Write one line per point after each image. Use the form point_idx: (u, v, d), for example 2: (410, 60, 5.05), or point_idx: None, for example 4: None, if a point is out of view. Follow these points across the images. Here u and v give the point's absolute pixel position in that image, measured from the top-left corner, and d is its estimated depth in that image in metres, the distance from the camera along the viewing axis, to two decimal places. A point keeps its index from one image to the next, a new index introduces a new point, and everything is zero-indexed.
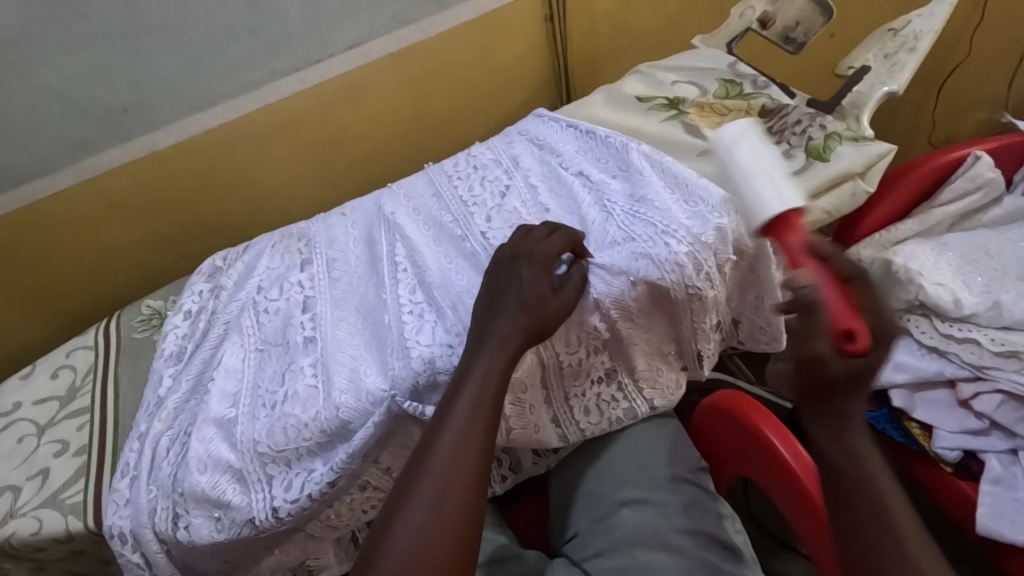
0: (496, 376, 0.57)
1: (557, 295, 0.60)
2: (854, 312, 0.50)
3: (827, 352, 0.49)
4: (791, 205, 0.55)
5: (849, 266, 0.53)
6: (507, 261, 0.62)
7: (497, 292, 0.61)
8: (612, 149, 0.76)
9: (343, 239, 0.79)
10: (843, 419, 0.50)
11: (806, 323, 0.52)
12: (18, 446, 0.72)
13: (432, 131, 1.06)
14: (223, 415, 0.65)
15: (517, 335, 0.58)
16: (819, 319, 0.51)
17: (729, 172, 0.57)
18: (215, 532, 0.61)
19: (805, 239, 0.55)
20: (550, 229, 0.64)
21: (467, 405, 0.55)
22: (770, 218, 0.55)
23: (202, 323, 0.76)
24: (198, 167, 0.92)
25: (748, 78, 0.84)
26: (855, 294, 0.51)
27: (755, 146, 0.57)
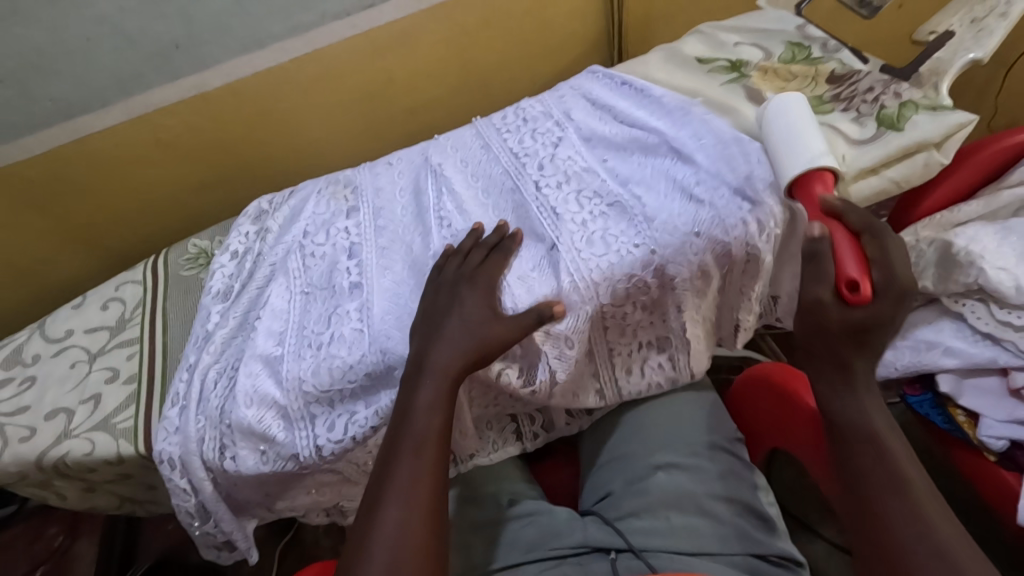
0: (441, 405, 0.57)
1: (501, 319, 0.60)
2: (865, 265, 0.58)
3: (827, 295, 0.58)
4: (817, 167, 0.63)
5: (862, 222, 0.61)
6: (448, 285, 0.63)
7: (437, 314, 0.61)
8: (668, 109, 0.74)
9: (390, 188, 0.79)
10: (846, 370, 0.59)
11: (810, 274, 0.60)
12: (71, 371, 0.74)
13: (479, 88, 1.04)
14: (269, 352, 0.66)
15: (457, 362, 0.58)
16: (824, 270, 0.60)
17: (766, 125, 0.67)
18: (260, 464, 0.63)
19: (827, 197, 0.63)
20: (486, 251, 0.64)
21: (412, 443, 0.56)
22: (797, 175, 0.63)
23: (248, 264, 0.76)
24: (246, 110, 0.92)
25: (817, 41, 0.80)
26: (864, 247, 0.60)
27: (803, 113, 0.66)
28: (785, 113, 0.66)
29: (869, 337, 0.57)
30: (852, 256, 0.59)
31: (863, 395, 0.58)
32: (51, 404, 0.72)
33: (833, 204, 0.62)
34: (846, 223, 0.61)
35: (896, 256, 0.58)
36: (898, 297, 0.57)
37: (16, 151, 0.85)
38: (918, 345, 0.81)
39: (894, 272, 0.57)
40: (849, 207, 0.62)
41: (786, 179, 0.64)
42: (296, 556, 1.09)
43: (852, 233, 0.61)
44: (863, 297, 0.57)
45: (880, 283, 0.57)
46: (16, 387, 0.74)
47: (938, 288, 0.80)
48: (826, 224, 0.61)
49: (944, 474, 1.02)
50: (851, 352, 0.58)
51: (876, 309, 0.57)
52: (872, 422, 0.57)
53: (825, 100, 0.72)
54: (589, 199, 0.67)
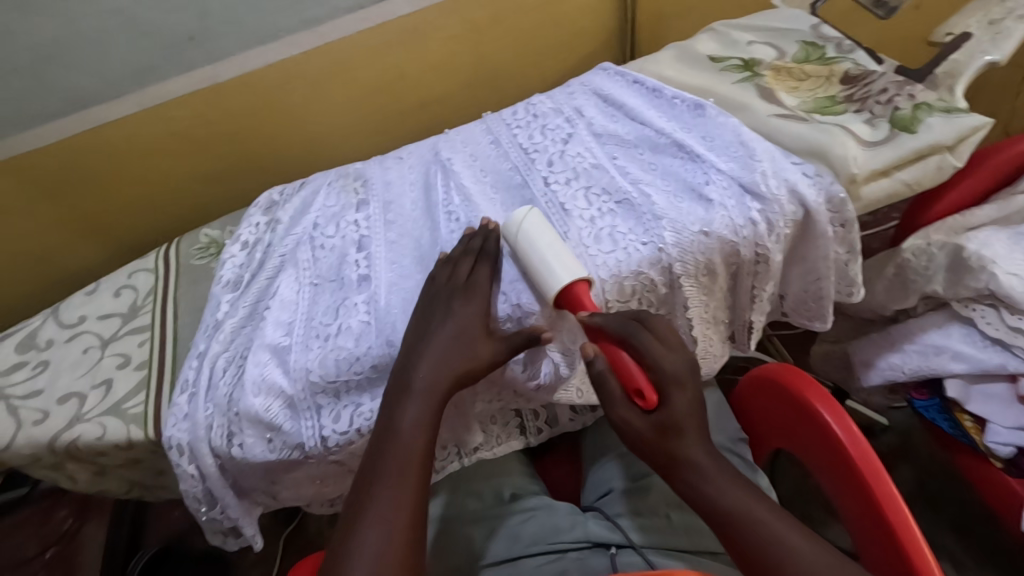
0: (428, 425, 0.58)
1: (491, 337, 0.61)
2: (642, 371, 0.56)
3: (625, 415, 0.56)
4: (578, 279, 0.59)
5: (619, 327, 0.56)
6: (437, 298, 0.62)
7: (425, 331, 0.61)
8: (679, 109, 0.75)
9: (399, 182, 0.79)
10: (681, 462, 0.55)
11: (602, 398, 0.57)
12: (83, 357, 0.76)
13: (490, 83, 1.04)
14: (277, 343, 0.66)
15: (447, 379, 0.59)
16: (610, 389, 0.56)
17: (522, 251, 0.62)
18: (267, 452, 0.64)
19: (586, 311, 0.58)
20: (472, 261, 0.63)
21: (395, 463, 0.56)
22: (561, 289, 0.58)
23: (259, 255, 0.77)
24: (259, 102, 0.92)
25: (832, 41, 0.80)
26: (633, 355, 0.56)
27: (545, 230, 0.62)
28: (532, 239, 0.61)
29: (677, 434, 0.55)
30: (635, 365, 0.56)
31: (716, 476, 0.55)
32: (63, 388, 0.73)
33: (594, 320, 0.57)
34: (607, 333, 0.56)
35: (662, 348, 0.56)
36: (679, 382, 0.56)
37: (30, 139, 0.86)
38: (927, 350, 0.81)
39: (666, 368, 0.55)
40: (606, 317, 0.57)
41: (552, 297, 0.59)
42: (300, 543, 1.12)
43: (616, 343, 0.56)
44: (651, 404, 0.55)
45: (660, 386, 0.55)
46: (29, 372, 0.75)
47: (947, 293, 0.80)
48: (599, 344, 0.57)
49: (946, 481, 1.02)
50: (682, 444, 0.55)
51: (670, 410, 0.55)
52: (733, 499, 0.53)
53: (838, 100, 0.71)
54: (596, 196, 0.67)
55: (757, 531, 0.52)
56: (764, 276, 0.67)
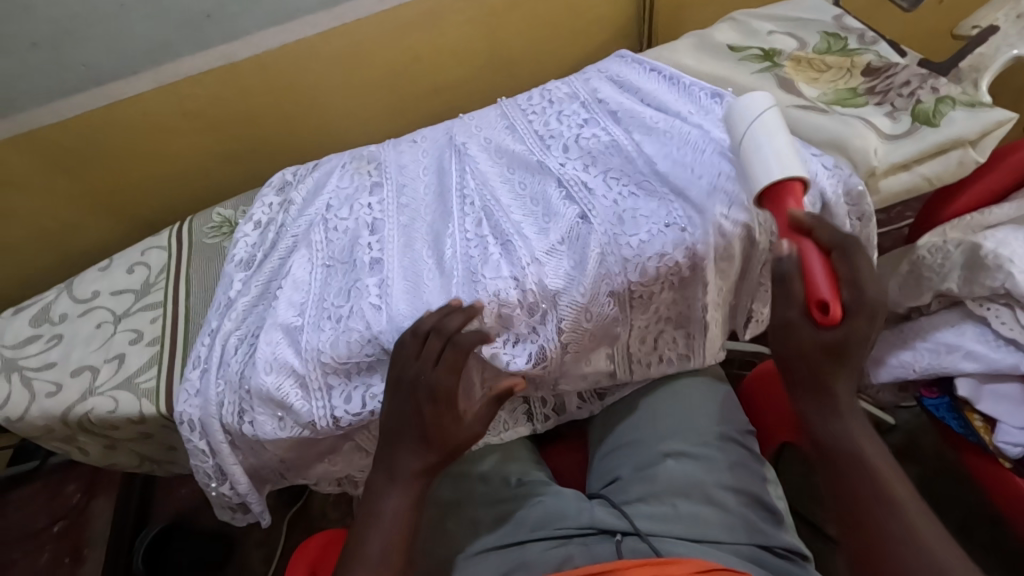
0: (408, 509, 0.60)
1: (463, 421, 0.60)
2: (833, 283, 0.55)
3: (797, 319, 0.56)
4: (792, 177, 0.59)
5: (834, 238, 0.57)
6: (409, 385, 0.59)
7: (396, 423, 0.59)
8: (697, 98, 0.74)
9: (413, 166, 0.79)
10: (834, 400, 0.56)
11: (781, 292, 0.57)
12: (97, 331, 0.76)
13: (505, 69, 1.03)
14: (289, 322, 0.66)
15: (424, 469, 0.59)
16: (794, 290, 0.56)
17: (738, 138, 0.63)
18: (277, 430, 0.64)
19: (796, 210, 0.58)
20: (445, 342, 0.58)
21: (379, 548, 0.58)
22: (773, 183, 0.59)
23: (271, 235, 0.77)
24: (274, 82, 0.92)
25: (854, 33, 0.79)
26: (831, 265, 0.57)
27: (763, 113, 0.63)
28: (757, 123, 0.62)
29: (845, 359, 0.55)
30: (823, 272, 0.56)
31: (849, 418, 0.57)
32: (77, 361, 0.74)
33: (803, 218, 0.58)
34: (817, 240, 0.57)
35: (866, 269, 0.56)
36: (869, 313, 0.55)
37: (49, 115, 0.86)
38: (937, 348, 0.81)
39: (864, 291, 0.55)
40: (821, 222, 0.58)
41: (755, 191, 0.60)
42: (304, 524, 1.13)
43: (824, 249, 0.57)
44: (833, 318, 0.54)
45: (847, 305, 0.55)
46: (43, 345, 0.76)
47: (962, 291, 0.79)
48: (795, 242, 0.57)
49: (951, 481, 1.01)
50: (833, 377, 0.56)
51: (847, 330, 0.55)
52: (862, 447, 0.56)
53: (859, 93, 0.71)
54: (612, 181, 0.68)
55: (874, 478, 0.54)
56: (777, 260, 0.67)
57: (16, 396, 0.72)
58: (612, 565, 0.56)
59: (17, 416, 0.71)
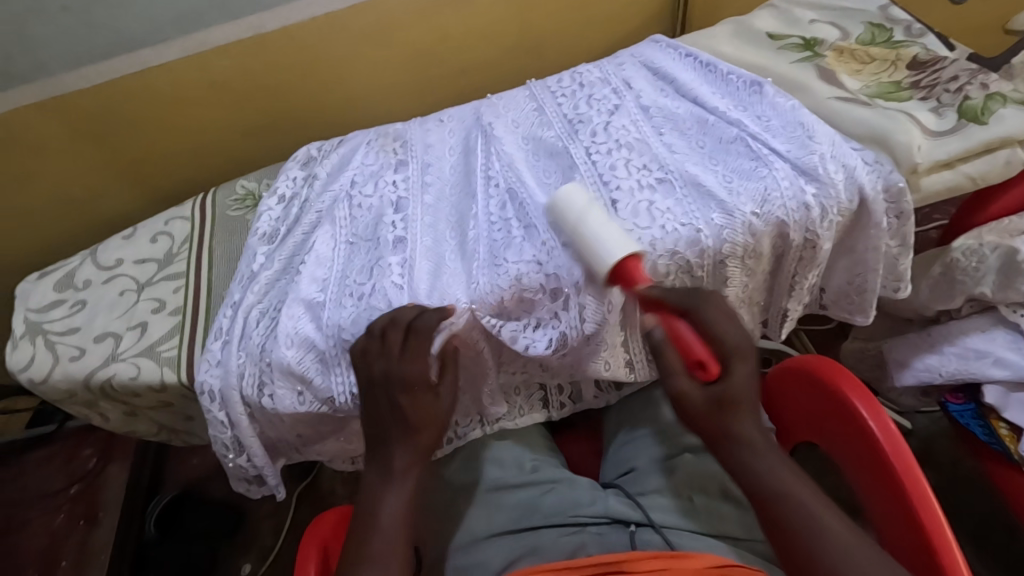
0: (406, 505, 0.59)
1: (434, 395, 0.60)
2: (702, 343, 0.58)
3: (686, 387, 0.57)
4: (627, 256, 0.56)
5: (682, 300, 0.59)
6: (380, 385, 0.59)
7: (378, 423, 0.60)
8: (733, 87, 0.73)
9: (439, 146, 0.78)
10: (731, 439, 0.56)
11: (661, 368, 0.58)
12: (120, 299, 0.77)
13: (535, 51, 1.01)
14: (312, 297, 0.66)
15: (414, 455, 0.60)
16: (669, 361, 0.58)
17: (569, 224, 0.59)
18: (297, 404, 0.64)
19: (644, 286, 0.57)
20: (404, 333, 0.59)
21: (380, 545, 0.56)
22: (613, 267, 0.56)
23: (295, 210, 0.77)
24: (302, 56, 0.91)
25: (901, 24, 0.76)
26: (690, 327, 0.59)
27: (584, 198, 0.60)
28: (570, 206, 0.60)
29: (731, 406, 0.56)
30: (693, 336, 0.59)
31: None
32: (99, 328, 0.74)
33: (653, 292, 0.59)
34: (669, 306, 0.59)
35: (723, 320, 0.58)
36: (741, 354, 0.57)
37: (76, 81, 0.85)
38: (967, 353, 0.79)
39: (724, 338, 0.57)
40: (668, 290, 0.60)
41: (602, 275, 0.57)
42: (314, 499, 1.14)
43: (677, 313, 0.59)
44: (711, 374, 0.57)
45: (719, 356, 0.57)
46: (67, 310, 0.76)
47: (996, 296, 0.77)
48: (658, 316, 0.59)
49: (968, 490, 1.00)
50: (727, 420, 0.56)
51: (729, 381, 0.56)
52: None
53: (904, 86, 0.68)
54: (642, 168, 0.66)
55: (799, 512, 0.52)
56: (809, 261, 0.65)
57: (40, 358, 0.73)
58: (626, 554, 0.56)
59: (40, 379, 0.72)
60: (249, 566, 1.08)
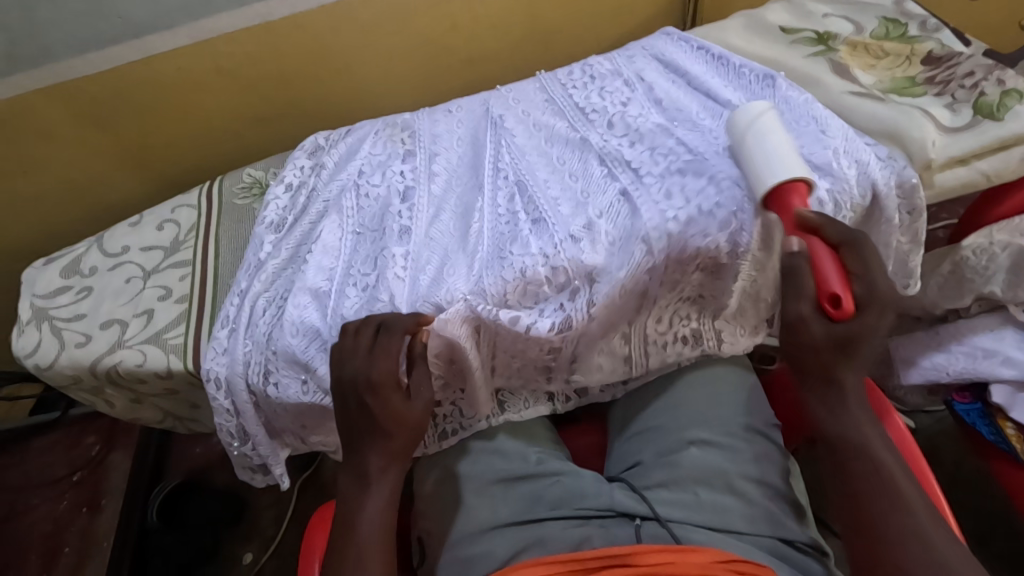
0: (387, 509, 0.58)
1: (409, 398, 0.58)
2: (845, 279, 0.54)
3: (808, 314, 0.54)
4: (794, 179, 0.58)
5: (840, 234, 0.56)
6: (346, 387, 0.57)
7: (352, 426, 0.59)
8: (745, 80, 0.72)
9: (447, 136, 0.78)
10: (837, 387, 0.55)
11: (789, 288, 0.55)
12: (126, 286, 0.76)
13: (544, 43, 1.01)
14: (318, 286, 0.66)
15: (393, 458, 0.59)
16: (804, 284, 0.55)
17: (740, 137, 0.62)
18: (301, 394, 0.64)
19: (802, 211, 0.58)
20: (375, 331, 0.58)
21: (355, 552, 0.56)
22: (774, 188, 0.58)
23: (303, 198, 0.76)
24: (311, 44, 0.90)
25: (916, 19, 0.75)
26: (841, 263, 0.55)
27: (775, 123, 0.62)
28: (749, 122, 0.62)
29: (853, 350, 0.54)
30: (834, 269, 0.55)
31: (857, 412, 0.55)
32: (106, 315, 0.74)
33: (811, 218, 0.57)
34: (824, 237, 0.56)
35: (875, 267, 0.55)
36: (881, 305, 0.53)
37: (83, 66, 0.84)
38: (976, 352, 0.79)
39: (874, 285, 0.54)
40: (827, 221, 0.57)
41: (760, 195, 0.59)
42: (316, 490, 1.14)
43: (830, 246, 0.56)
44: (845, 313, 0.53)
45: (861, 298, 0.54)
46: (73, 296, 0.76)
47: (1006, 295, 0.76)
48: (805, 240, 0.56)
49: (970, 490, 1.00)
50: (839, 364, 0.54)
51: (860, 323, 0.53)
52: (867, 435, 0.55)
53: (918, 82, 0.68)
54: (651, 160, 0.66)
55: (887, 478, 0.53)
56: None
57: (46, 344, 0.72)
58: (634, 548, 0.56)
59: (46, 365, 0.72)
60: (251, 555, 1.09)
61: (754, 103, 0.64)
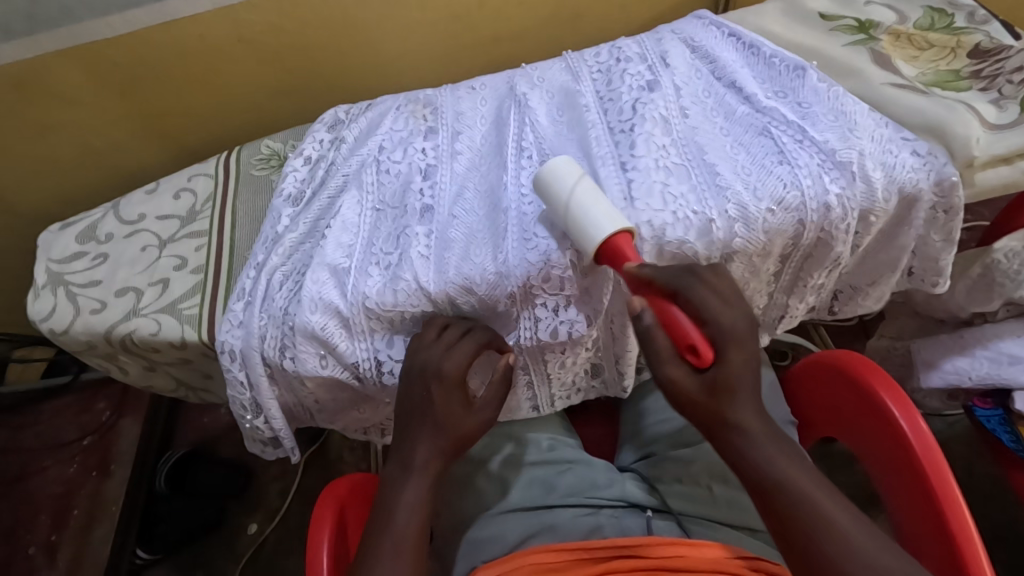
0: (424, 503, 0.57)
1: (471, 411, 0.60)
2: (694, 324, 0.52)
3: (677, 373, 0.51)
4: (617, 231, 0.55)
5: (670, 278, 0.53)
6: (416, 376, 0.59)
7: (411, 414, 0.59)
8: (775, 70, 0.70)
9: (470, 113, 0.76)
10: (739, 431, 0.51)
11: (648, 353, 0.52)
12: (142, 254, 0.76)
13: (572, 21, 0.98)
14: (337, 263, 0.64)
15: (436, 460, 0.58)
16: (658, 344, 0.52)
17: (557, 198, 0.58)
18: (320, 368, 0.64)
19: (632, 265, 0.53)
20: (462, 331, 0.60)
21: (390, 544, 0.54)
22: (602, 242, 0.55)
23: (322, 172, 0.75)
24: (334, 14, 0.88)
25: (963, 10, 0.73)
26: (685, 306, 0.53)
27: (573, 178, 0.58)
28: (565, 180, 0.58)
29: (730, 393, 0.51)
30: (686, 317, 0.52)
31: (761, 443, 0.51)
32: (121, 282, 0.74)
33: (643, 271, 0.53)
34: (657, 285, 0.53)
35: (715, 300, 0.52)
36: (735, 338, 0.52)
37: (103, 29, 0.82)
38: (1000, 358, 0.77)
39: (722, 321, 0.52)
40: (654, 267, 0.54)
41: (590, 252, 0.56)
42: (321, 464, 1.14)
43: (665, 294, 0.53)
44: (706, 360, 0.51)
45: (711, 340, 0.51)
46: (89, 262, 0.76)
47: None
48: (647, 297, 0.53)
49: (982, 497, 0.98)
50: (725, 407, 0.51)
51: (724, 365, 0.51)
52: (778, 472, 0.49)
53: (962, 75, 0.66)
54: (683, 142, 0.64)
55: (806, 507, 0.48)
56: (817, 260, 0.64)
57: (61, 309, 0.72)
58: (645, 539, 0.55)
59: (61, 329, 0.72)
60: (255, 526, 1.09)
61: (555, 161, 0.59)
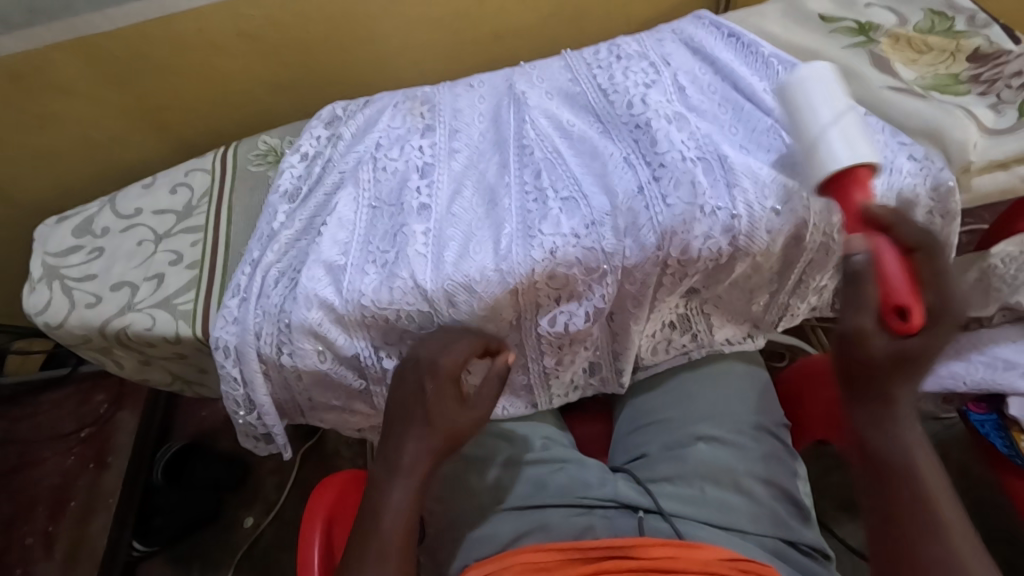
0: (410, 506, 0.56)
1: (467, 406, 0.60)
2: (913, 284, 0.54)
3: (871, 326, 0.53)
4: (863, 163, 0.54)
5: (914, 237, 0.54)
6: (414, 367, 0.60)
7: (401, 410, 0.59)
8: (772, 71, 0.70)
9: (468, 111, 0.76)
10: (890, 404, 0.52)
11: (851, 300, 0.55)
12: (138, 248, 0.76)
13: (573, 19, 0.98)
14: (332, 260, 0.64)
15: (428, 458, 0.57)
16: (867, 294, 0.54)
17: (801, 124, 0.58)
18: (318, 363, 0.64)
19: (868, 203, 0.55)
20: (460, 334, 0.61)
21: (376, 548, 0.53)
22: (838, 173, 0.55)
23: (318, 169, 0.75)
24: (334, 10, 0.88)
25: (964, 13, 0.72)
26: (912, 267, 0.54)
27: (832, 95, 0.58)
28: (823, 105, 0.58)
29: (910, 367, 0.51)
30: (900, 273, 0.54)
31: (907, 423, 0.52)
32: (117, 276, 0.74)
33: (875, 211, 0.55)
34: (896, 238, 0.55)
35: (950, 278, 0.54)
36: (944, 319, 0.52)
37: (102, 21, 0.82)
38: (995, 363, 0.76)
39: (948, 301, 0.52)
40: (893, 218, 0.55)
41: (820, 181, 0.56)
42: (317, 459, 1.14)
43: (903, 249, 0.55)
44: (910, 325, 0.52)
45: (928, 311, 0.52)
46: (84, 256, 0.76)
47: None
48: (870, 239, 0.56)
49: (976, 500, 0.99)
50: (894, 382, 0.52)
51: (924, 341, 0.51)
52: (912, 454, 0.51)
53: (961, 80, 0.66)
54: (682, 141, 0.64)
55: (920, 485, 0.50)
56: (819, 264, 0.67)
57: (57, 302, 0.72)
58: (636, 540, 0.55)
59: (57, 323, 0.72)
60: (252, 520, 1.10)
61: (811, 66, 0.60)
